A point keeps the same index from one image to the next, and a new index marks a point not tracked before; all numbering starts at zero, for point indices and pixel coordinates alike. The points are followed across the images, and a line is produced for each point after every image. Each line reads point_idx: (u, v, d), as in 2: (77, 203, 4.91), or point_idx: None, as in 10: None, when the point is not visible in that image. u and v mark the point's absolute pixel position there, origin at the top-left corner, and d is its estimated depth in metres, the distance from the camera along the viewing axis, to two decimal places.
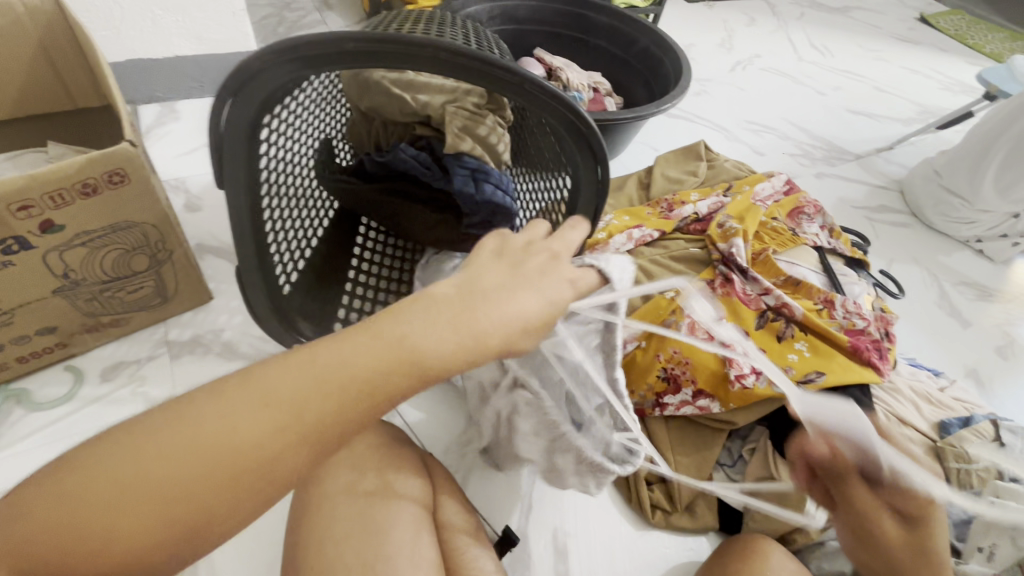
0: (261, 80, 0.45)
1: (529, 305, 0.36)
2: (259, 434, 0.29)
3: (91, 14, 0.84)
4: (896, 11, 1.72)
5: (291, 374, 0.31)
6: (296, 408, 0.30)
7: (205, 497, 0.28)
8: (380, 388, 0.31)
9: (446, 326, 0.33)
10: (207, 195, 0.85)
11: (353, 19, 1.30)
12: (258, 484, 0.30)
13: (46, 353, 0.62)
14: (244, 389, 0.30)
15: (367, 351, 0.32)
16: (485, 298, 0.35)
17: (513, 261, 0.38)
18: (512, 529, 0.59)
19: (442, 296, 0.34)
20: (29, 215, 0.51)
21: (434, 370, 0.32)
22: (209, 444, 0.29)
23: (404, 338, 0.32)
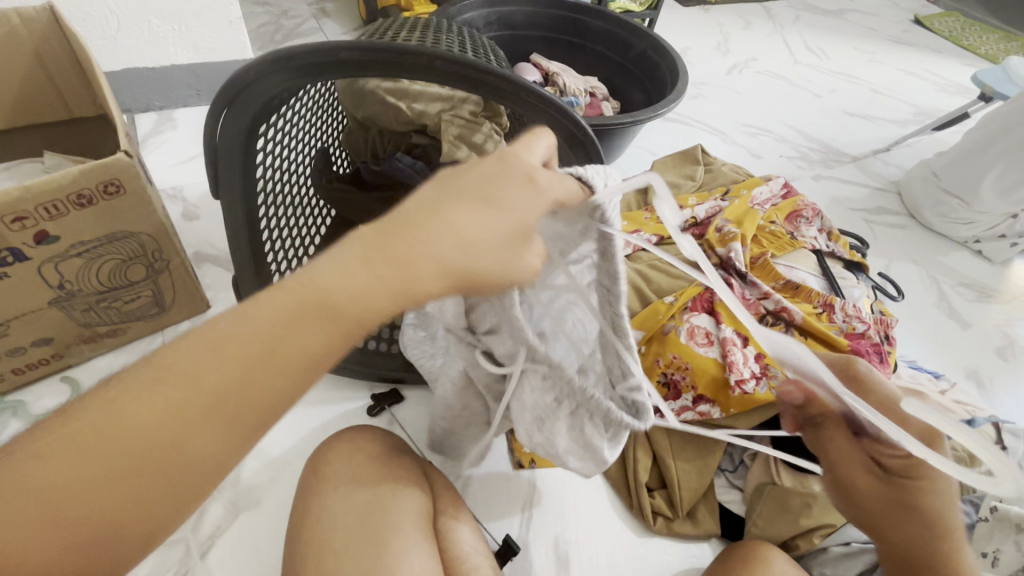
0: (256, 89, 0.45)
1: (472, 222, 0.31)
2: (154, 412, 0.27)
3: (87, 24, 0.84)
4: (890, 14, 1.73)
5: (189, 347, 0.28)
6: (194, 378, 0.27)
7: (121, 494, 0.26)
8: (291, 341, 0.29)
9: (359, 259, 0.30)
10: (205, 203, 0.85)
11: (349, 25, 1.30)
12: (165, 472, 0.27)
13: (43, 364, 0.61)
14: (144, 372, 0.28)
15: (274, 305, 0.29)
16: (417, 217, 0.31)
17: (462, 172, 0.34)
18: (513, 537, 0.58)
19: (359, 233, 0.31)
20: (24, 226, 0.50)
21: (352, 313, 0.30)
22: (109, 434, 0.26)
23: (311, 281, 0.30)
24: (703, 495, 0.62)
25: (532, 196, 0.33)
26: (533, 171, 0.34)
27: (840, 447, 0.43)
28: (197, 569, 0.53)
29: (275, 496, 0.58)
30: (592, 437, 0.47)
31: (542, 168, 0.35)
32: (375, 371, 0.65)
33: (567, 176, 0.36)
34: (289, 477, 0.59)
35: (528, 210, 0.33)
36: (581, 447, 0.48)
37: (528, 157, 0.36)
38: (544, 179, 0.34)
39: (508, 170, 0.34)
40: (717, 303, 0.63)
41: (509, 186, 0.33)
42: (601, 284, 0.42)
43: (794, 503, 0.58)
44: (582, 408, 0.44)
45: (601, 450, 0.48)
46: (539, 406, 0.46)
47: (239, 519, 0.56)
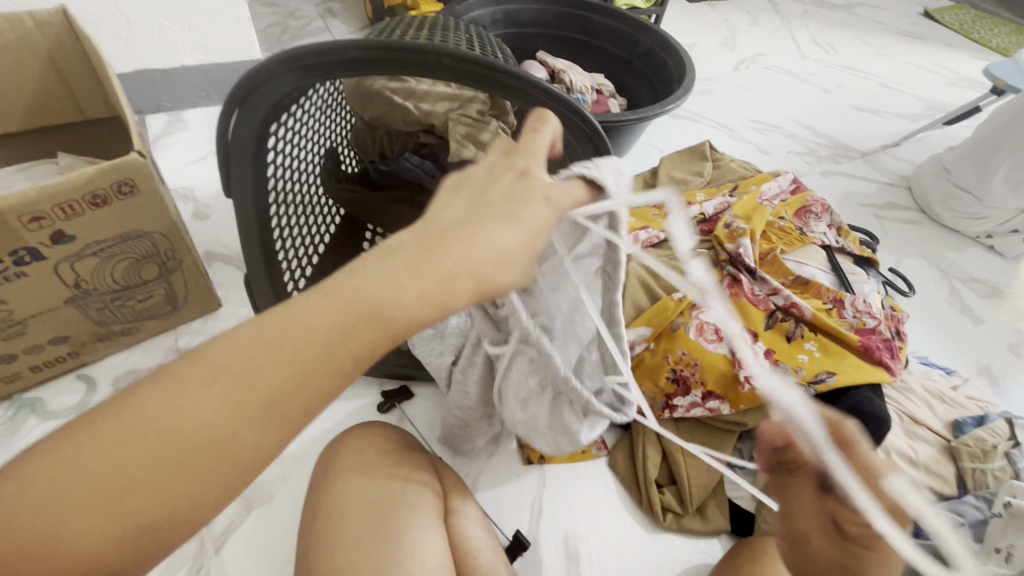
0: (268, 88, 0.46)
1: (506, 235, 0.32)
2: (207, 411, 0.27)
3: (98, 26, 0.85)
4: (900, 7, 1.71)
5: (239, 346, 0.28)
6: (247, 379, 0.28)
7: (170, 484, 0.27)
8: (344, 346, 0.29)
9: (404, 267, 0.30)
10: (216, 203, 0.86)
11: (356, 24, 1.30)
12: (213, 470, 0.27)
13: (59, 362, 0.62)
14: (192, 368, 0.28)
15: (321, 309, 0.29)
16: (448, 233, 0.31)
17: (479, 188, 0.34)
18: (523, 533, 0.59)
19: (400, 242, 0.31)
20: (41, 225, 0.51)
21: (398, 320, 0.30)
22: (160, 426, 0.27)
23: (361, 289, 0.30)
24: (713, 491, 0.62)
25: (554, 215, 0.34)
26: (549, 190, 0.34)
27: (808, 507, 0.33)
28: (211, 564, 0.53)
29: (287, 492, 0.59)
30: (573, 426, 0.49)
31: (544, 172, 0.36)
32: (384, 368, 0.66)
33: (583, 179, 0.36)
34: (301, 474, 0.60)
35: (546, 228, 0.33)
36: (561, 437, 0.51)
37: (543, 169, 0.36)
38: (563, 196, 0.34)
39: (523, 185, 0.34)
40: (725, 298, 0.63)
41: (528, 203, 0.33)
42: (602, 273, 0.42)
43: None
44: (563, 396, 0.47)
45: (580, 434, 0.51)
46: (529, 390, 0.48)
47: (252, 515, 0.57)
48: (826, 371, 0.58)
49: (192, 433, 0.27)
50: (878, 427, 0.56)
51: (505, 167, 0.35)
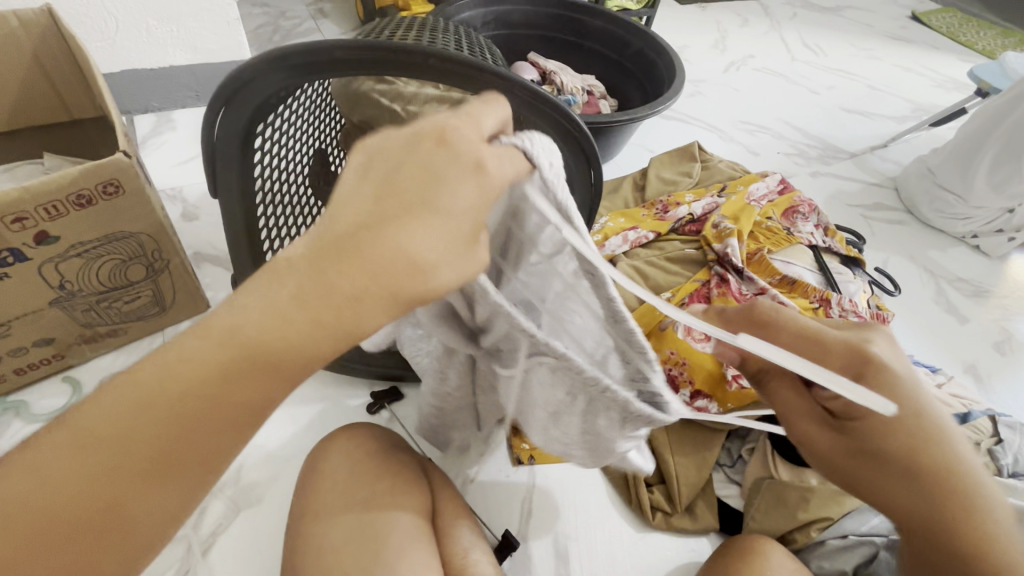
0: (255, 87, 0.45)
1: (422, 240, 0.28)
2: (86, 476, 0.27)
3: (86, 26, 0.85)
4: (887, 10, 1.73)
5: (112, 405, 0.28)
6: (124, 440, 0.27)
7: (88, 533, 0.27)
8: (226, 394, 0.28)
9: (291, 300, 0.28)
10: (204, 203, 0.85)
11: (347, 25, 1.30)
12: (112, 528, 0.28)
13: (44, 364, 0.62)
14: (75, 431, 0.28)
15: (196, 360, 0.28)
16: (351, 243, 0.28)
17: (391, 173, 0.29)
18: (511, 532, 0.59)
19: (288, 263, 0.29)
20: (24, 226, 0.51)
21: (290, 362, 0.29)
22: (51, 494, 0.27)
23: (238, 330, 0.28)
24: (702, 491, 0.63)
25: (478, 189, 0.29)
26: (480, 156, 0.29)
27: (791, 403, 0.41)
28: (198, 567, 0.53)
29: (275, 493, 0.59)
30: (612, 435, 0.44)
31: (486, 149, 0.30)
32: (372, 370, 0.66)
33: (512, 151, 0.31)
34: (289, 475, 0.60)
35: (473, 212, 0.29)
36: (596, 444, 0.46)
37: (473, 138, 0.30)
38: (495, 178, 0.29)
39: (446, 166, 0.29)
40: (713, 298, 0.64)
41: (452, 185, 0.29)
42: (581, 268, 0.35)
43: (792, 497, 0.58)
44: (596, 401, 0.39)
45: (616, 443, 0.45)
46: (541, 390, 0.44)
47: (240, 517, 0.57)
48: None
49: (99, 485, 0.27)
50: None
51: (419, 140, 0.30)
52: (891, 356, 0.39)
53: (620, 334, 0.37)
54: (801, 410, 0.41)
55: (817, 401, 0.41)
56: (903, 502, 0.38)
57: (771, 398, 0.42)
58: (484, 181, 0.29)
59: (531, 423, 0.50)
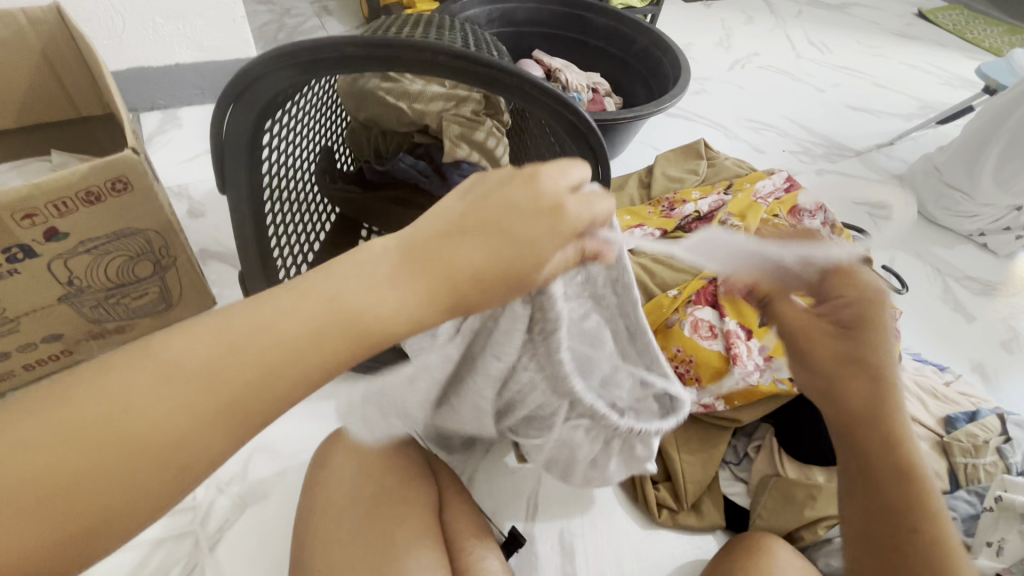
0: (262, 84, 0.45)
1: (473, 252, 0.31)
2: (161, 412, 0.27)
3: (93, 24, 0.85)
4: (894, 7, 1.72)
5: (202, 343, 0.28)
6: (205, 377, 0.27)
7: (135, 472, 0.26)
8: (311, 351, 0.29)
9: (388, 278, 0.31)
10: (210, 201, 0.86)
11: (351, 23, 1.30)
12: (160, 472, 0.27)
13: (53, 360, 0.62)
14: (151, 365, 0.27)
15: (296, 311, 0.29)
16: (436, 252, 0.31)
17: (486, 200, 0.32)
18: (518, 529, 0.59)
19: (383, 249, 0.32)
20: (34, 223, 0.51)
21: (374, 331, 0.30)
22: (113, 425, 0.26)
23: (338, 296, 0.30)
24: (708, 488, 0.63)
25: (552, 228, 0.32)
26: (560, 201, 0.32)
27: (799, 319, 0.46)
28: (206, 562, 0.53)
29: (282, 489, 0.59)
30: (642, 453, 0.50)
31: (571, 195, 0.33)
32: (376, 367, 0.66)
33: (588, 196, 0.33)
34: (296, 471, 0.60)
35: (545, 246, 0.32)
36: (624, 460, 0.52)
37: (563, 185, 0.33)
38: (569, 220, 0.32)
39: (538, 205, 0.32)
40: (720, 297, 0.63)
41: (529, 219, 0.32)
42: (610, 309, 0.45)
43: (799, 494, 0.58)
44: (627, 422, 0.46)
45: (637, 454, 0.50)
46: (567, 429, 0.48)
47: (247, 512, 0.57)
48: None
49: (157, 422, 0.26)
50: None
51: (516, 175, 0.33)
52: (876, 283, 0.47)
53: (636, 351, 0.46)
54: (808, 323, 0.46)
55: (824, 315, 0.45)
56: (868, 397, 0.42)
57: (779, 316, 0.47)
58: (565, 226, 0.32)
59: (573, 476, 0.55)
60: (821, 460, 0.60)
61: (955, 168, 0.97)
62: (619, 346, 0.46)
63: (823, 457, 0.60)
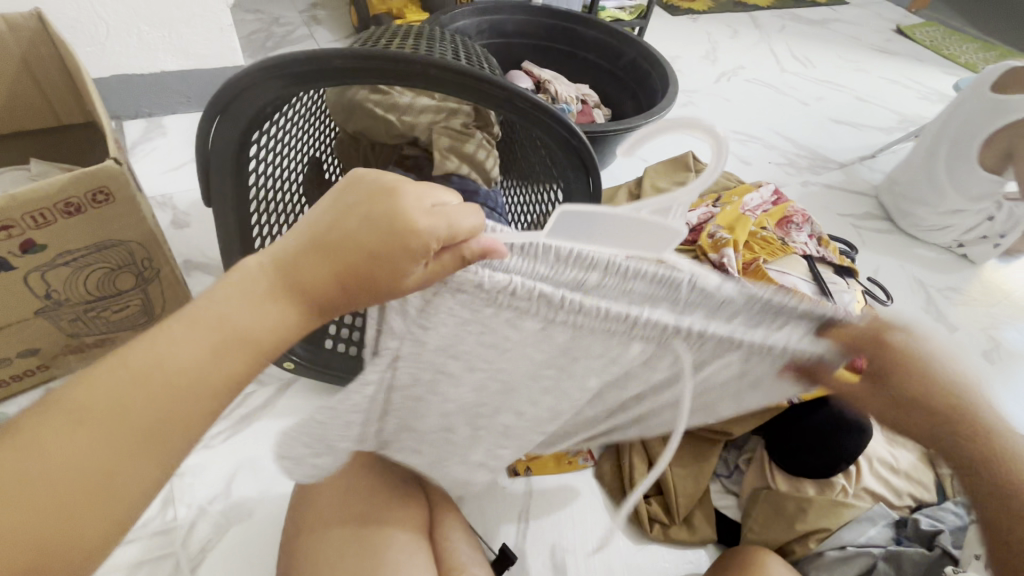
0: (251, 96, 0.45)
1: (319, 275, 0.31)
2: (74, 458, 0.26)
3: (76, 30, 0.84)
4: (873, 24, 1.76)
5: (104, 383, 0.28)
6: (120, 410, 0.27)
7: (59, 513, 0.26)
8: (215, 369, 0.29)
9: (267, 295, 0.31)
10: (195, 211, 0.84)
11: (341, 32, 1.30)
12: (92, 508, 0.27)
13: (28, 375, 0.60)
14: (59, 411, 0.27)
15: (192, 338, 0.29)
16: (297, 272, 0.31)
17: (335, 221, 0.31)
18: (509, 547, 0.58)
19: (258, 266, 0.31)
20: (9, 235, 0.49)
21: (268, 342, 0.31)
22: (25, 478, 0.26)
23: (228, 314, 0.30)
24: (700, 501, 0.63)
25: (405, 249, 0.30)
26: (407, 214, 0.30)
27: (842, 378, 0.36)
28: None
29: (266, 508, 0.57)
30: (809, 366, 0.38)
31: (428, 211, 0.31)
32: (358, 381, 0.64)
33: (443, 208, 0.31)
34: (281, 490, 0.59)
35: (394, 257, 0.30)
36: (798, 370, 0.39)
37: (412, 205, 0.31)
38: (416, 232, 0.30)
39: (388, 221, 0.30)
40: None
41: (376, 237, 0.30)
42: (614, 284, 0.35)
43: (791, 506, 0.58)
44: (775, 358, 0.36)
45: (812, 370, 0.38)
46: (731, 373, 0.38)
47: (230, 533, 0.55)
48: None
49: (80, 463, 0.26)
50: (857, 434, 0.58)
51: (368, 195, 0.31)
52: (909, 348, 0.34)
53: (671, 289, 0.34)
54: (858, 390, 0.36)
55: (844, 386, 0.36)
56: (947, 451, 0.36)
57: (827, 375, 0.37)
58: (423, 242, 0.30)
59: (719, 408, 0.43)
60: (814, 472, 0.60)
61: (915, 181, 1.01)
62: (650, 289, 0.34)
63: (817, 470, 0.60)
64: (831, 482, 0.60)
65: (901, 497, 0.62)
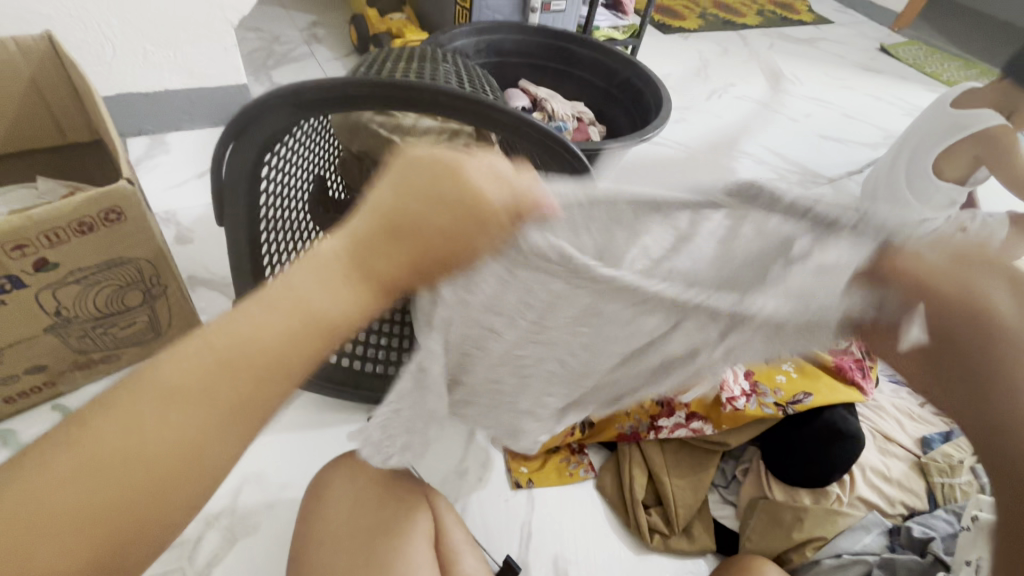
0: (264, 123, 0.47)
1: (398, 254, 0.29)
2: (168, 437, 0.27)
3: (83, 51, 0.86)
4: (858, 43, 1.82)
5: (192, 367, 0.28)
6: (205, 397, 0.28)
7: (150, 489, 0.27)
8: (292, 355, 0.29)
9: (340, 280, 0.29)
10: (199, 227, 0.85)
11: (341, 50, 1.33)
12: (181, 487, 0.28)
13: (34, 392, 0.61)
14: (146, 394, 0.27)
15: (267, 324, 0.28)
16: (368, 255, 0.29)
17: (408, 195, 0.28)
18: (513, 558, 0.59)
19: (330, 247, 0.29)
20: (24, 254, 0.51)
21: (341, 327, 0.29)
22: (124, 452, 0.27)
23: (299, 297, 0.29)
24: (699, 513, 0.64)
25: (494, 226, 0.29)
26: (477, 191, 0.28)
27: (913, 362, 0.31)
28: None
29: (272, 522, 0.58)
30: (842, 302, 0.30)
31: (503, 184, 0.29)
32: (366, 396, 0.66)
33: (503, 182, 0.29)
34: (288, 503, 0.59)
35: (453, 237, 0.29)
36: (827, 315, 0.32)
37: (479, 179, 0.29)
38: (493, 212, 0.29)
39: (459, 204, 0.28)
40: None
41: (452, 215, 0.28)
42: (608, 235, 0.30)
43: (787, 516, 0.60)
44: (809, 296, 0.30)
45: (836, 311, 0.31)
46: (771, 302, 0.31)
47: (236, 548, 0.56)
48: (804, 392, 0.62)
49: (172, 444, 0.27)
50: (851, 442, 0.60)
51: (443, 162, 0.28)
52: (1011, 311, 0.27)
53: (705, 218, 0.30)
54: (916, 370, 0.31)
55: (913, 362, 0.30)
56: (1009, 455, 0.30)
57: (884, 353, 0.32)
58: (498, 224, 0.29)
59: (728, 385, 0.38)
60: (810, 481, 0.62)
61: None
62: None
63: (812, 479, 0.62)
64: (827, 490, 0.62)
65: (893, 505, 0.63)
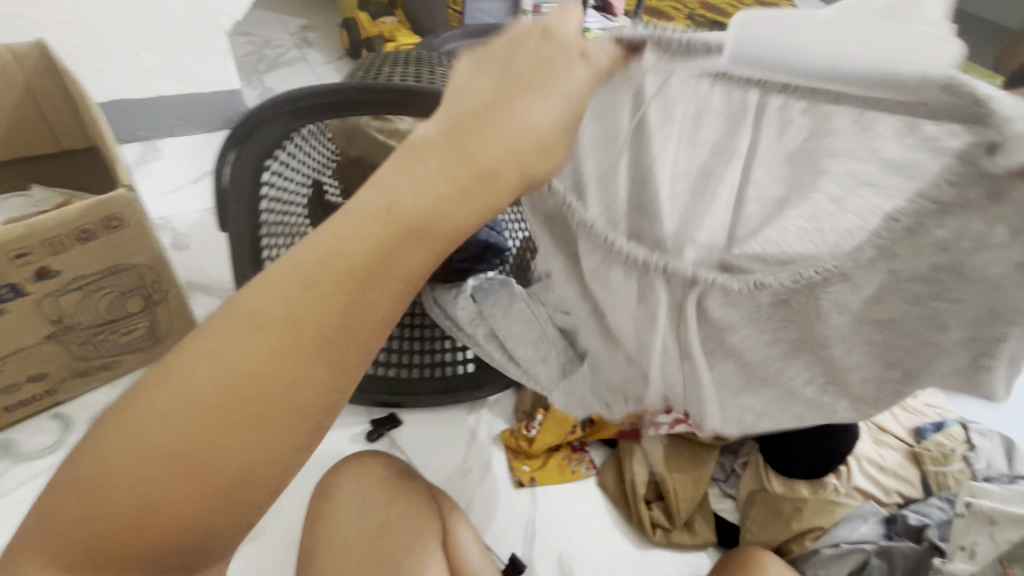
0: (269, 127, 0.47)
1: (515, 123, 0.28)
2: (257, 359, 0.25)
3: (76, 57, 0.85)
4: None
5: (279, 285, 0.26)
6: (295, 316, 0.25)
7: (250, 418, 0.25)
8: (386, 261, 0.27)
9: (438, 171, 0.27)
10: (194, 233, 0.85)
11: (332, 54, 1.33)
12: (284, 417, 0.25)
13: (35, 400, 0.61)
14: (238, 318, 0.26)
15: (359, 232, 0.27)
16: (466, 142, 0.27)
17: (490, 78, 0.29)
18: (518, 555, 0.59)
19: (424, 139, 0.28)
20: (27, 262, 0.50)
21: (440, 228, 0.27)
22: (215, 379, 0.24)
23: (396, 200, 0.27)
24: (700, 508, 0.65)
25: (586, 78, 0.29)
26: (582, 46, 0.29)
27: None
28: None
29: (278, 525, 0.58)
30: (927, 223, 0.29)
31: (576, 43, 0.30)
32: (374, 396, 0.66)
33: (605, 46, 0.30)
34: (293, 506, 0.59)
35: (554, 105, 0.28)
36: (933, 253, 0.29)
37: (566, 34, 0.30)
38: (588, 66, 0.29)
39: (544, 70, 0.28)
40: None
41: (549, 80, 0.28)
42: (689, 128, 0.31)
43: (786, 507, 0.61)
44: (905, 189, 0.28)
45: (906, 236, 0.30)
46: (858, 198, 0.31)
47: (242, 551, 0.56)
48: None
49: (264, 368, 0.25)
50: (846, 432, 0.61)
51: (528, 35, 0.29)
52: None
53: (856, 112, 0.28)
54: None
55: None
56: None
57: None
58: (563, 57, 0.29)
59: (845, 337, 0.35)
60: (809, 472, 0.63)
61: None
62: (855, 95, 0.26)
63: (809, 472, 0.62)
64: (825, 481, 0.63)
65: (889, 494, 0.65)
